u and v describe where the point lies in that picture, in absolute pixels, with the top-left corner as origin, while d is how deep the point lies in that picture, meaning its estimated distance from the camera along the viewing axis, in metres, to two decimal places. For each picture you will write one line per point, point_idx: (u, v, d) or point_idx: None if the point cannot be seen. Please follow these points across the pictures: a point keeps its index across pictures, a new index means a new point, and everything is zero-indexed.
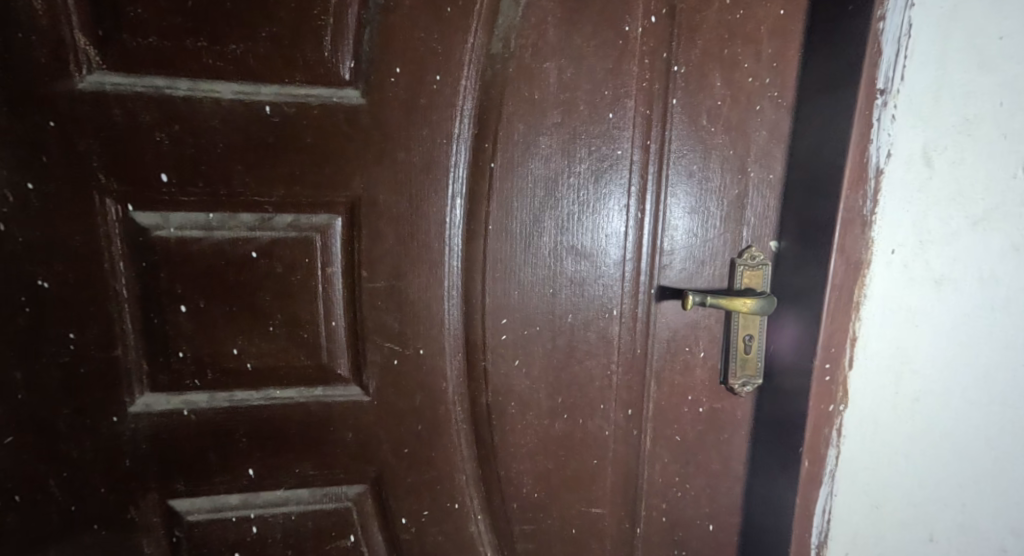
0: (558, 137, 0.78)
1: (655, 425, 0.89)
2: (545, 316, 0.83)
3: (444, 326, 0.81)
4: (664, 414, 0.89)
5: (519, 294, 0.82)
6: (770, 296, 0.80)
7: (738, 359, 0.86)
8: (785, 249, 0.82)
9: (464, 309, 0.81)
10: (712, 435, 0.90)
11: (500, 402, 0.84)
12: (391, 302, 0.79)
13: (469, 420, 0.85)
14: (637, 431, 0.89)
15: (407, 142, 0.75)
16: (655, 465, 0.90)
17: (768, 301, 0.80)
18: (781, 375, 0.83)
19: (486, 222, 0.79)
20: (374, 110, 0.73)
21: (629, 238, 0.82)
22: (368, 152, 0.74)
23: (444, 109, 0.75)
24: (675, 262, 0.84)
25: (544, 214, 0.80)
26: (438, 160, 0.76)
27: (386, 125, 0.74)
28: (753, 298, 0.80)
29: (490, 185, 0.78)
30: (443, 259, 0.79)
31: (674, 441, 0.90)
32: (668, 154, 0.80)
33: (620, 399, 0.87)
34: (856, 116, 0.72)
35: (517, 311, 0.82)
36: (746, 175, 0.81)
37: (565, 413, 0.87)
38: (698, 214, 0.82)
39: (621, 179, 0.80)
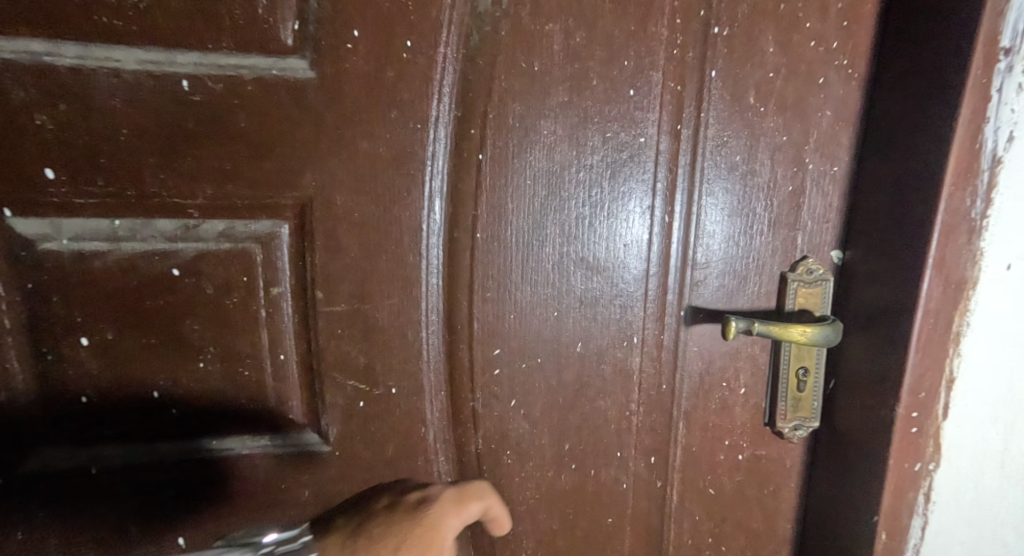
0: (565, 121, 0.61)
1: (684, 476, 0.72)
2: (549, 345, 0.67)
3: (422, 358, 0.65)
4: (696, 463, 0.72)
5: (516, 318, 0.65)
6: (833, 323, 0.64)
7: (790, 398, 0.69)
8: (854, 261, 0.65)
9: (448, 337, 0.65)
10: (754, 487, 0.74)
11: (494, 450, 0.68)
12: (354, 329, 0.63)
13: (455, 473, 0.68)
14: (661, 483, 0.72)
15: (373, 127, 0.59)
16: (685, 524, 0.74)
17: (830, 330, 0.63)
18: (848, 420, 0.67)
19: (475, 228, 0.62)
20: (328, 85, 0.57)
21: (653, 249, 0.65)
22: (323, 139, 0.58)
23: (419, 83, 0.58)
24: (709, 278, 0.67)
25: (546, 218, 0.63)
26: (411, 150, 0.60)
27: (346, 103, 0.57)
28: (813, 325, 0.63)
29: (479, 182, 0.62)
30: (421, 276, 0.63)
31: (708, 495, 0.73)
32: (703, 141, 0.63)
33: (642, 445, 0.71)
34: (968, 87, 0.54)
35: (514, 340, 0.66)
36: (802, 167, 0.64)
37: (574, 463, 0.70)
38: (741, 217, 0.65)
39: (644, 173, 0.63)
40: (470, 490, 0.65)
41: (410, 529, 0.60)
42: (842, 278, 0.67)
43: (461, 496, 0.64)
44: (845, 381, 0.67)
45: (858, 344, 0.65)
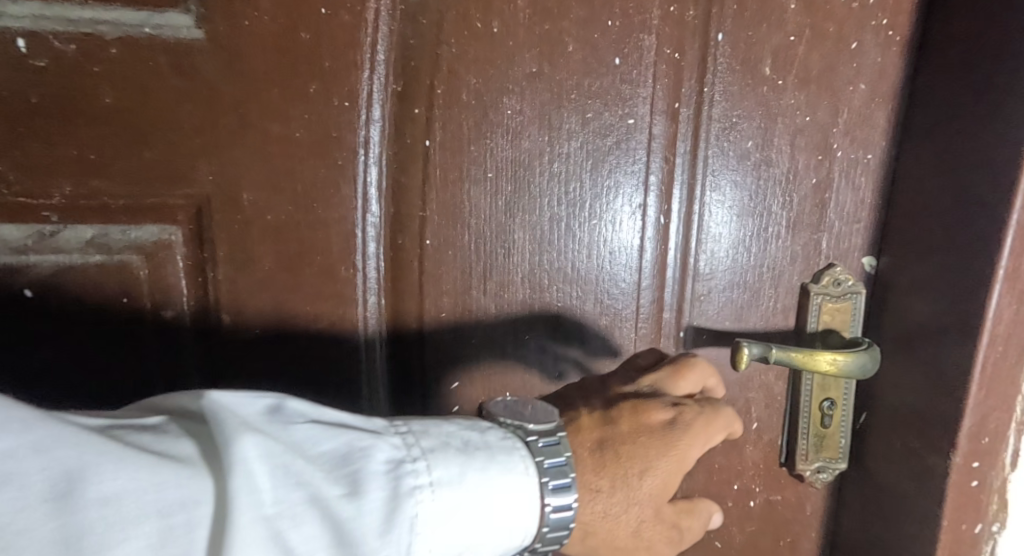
0: (533, 98, 0.49)
1: None
2: (519, 375, 0.54)
3: (362, 397, 0.52)
4: None
5: (479, 342, 0.53)
6: (864, 351, 0.51)
7: (812, 436, 0.57)
8: (893, 271, 0.53)
9: (395, 365, 0.53)
10: (768, 539, 0.61)
11: None
12: (272, 361, 0.50)
13: None
14: None
15: (286, 103, 0.45)
16: None
17: (860, 360, 0.51)
18: (884, 464, 0.55)
19: (424, 232, 0.51)
20: (224, 48, 0.43)
21: (645, 257, 0.53)
22: (220, 118, 0.44)
23: (348, 46, 0.46)
24: (713, 293, 0.54)
25: (512, 220, 0.51)
26: (338, 134, 0.47)
27: (249, 72, 0.44)
28: (843, 351, 0.51)
29: (427, 176, 0.50)
30: (357, 293, 0.50)
31: (714, 550, 0.61)
32: (705, 122, 0.51)
33: None
34: None
35: (477, 369, 0.54)
36: (828, 155, 0.52)
37: None
38: (753, 218, 0.53)
39: (633, 164, 0.51)
40: (711, 410, 0.49)
41: (660, 446, 0.45)
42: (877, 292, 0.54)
43: (705, 416, 0.48)
44: (880, 415, 0.55)
45: (898, 372, 0.53)
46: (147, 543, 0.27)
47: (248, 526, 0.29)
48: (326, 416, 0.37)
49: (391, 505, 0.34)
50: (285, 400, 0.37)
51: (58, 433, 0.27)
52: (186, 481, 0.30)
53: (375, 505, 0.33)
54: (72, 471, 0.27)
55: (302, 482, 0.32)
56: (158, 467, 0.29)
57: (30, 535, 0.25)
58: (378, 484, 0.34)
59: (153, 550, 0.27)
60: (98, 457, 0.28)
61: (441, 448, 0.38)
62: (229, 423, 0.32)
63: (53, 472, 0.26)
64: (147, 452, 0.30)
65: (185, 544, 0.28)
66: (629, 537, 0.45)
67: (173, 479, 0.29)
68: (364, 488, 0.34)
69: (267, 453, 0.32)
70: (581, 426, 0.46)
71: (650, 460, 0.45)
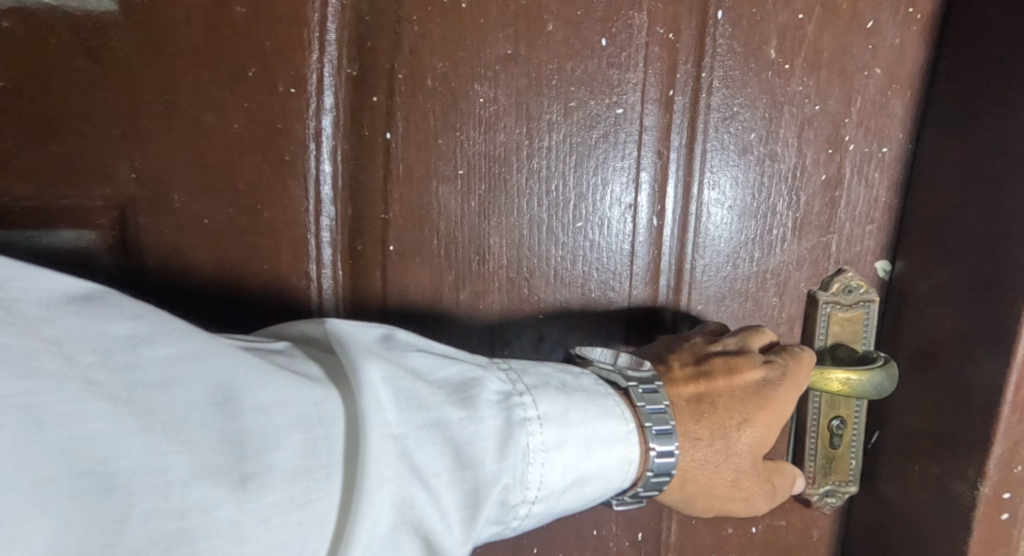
0: (508, 84, 0.43)
1: None
2: None
3: None
4: (698, 541, 0.54)
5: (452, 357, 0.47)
6: (875, 372, 0.44)
7: (822, 458, 0.52)
8: (911, 277, 0.47)
9: None
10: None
11: None
12: None
13: None
14: None
15: (221, 89, 0.39)
16: None
17: (873, 381, 0.44)
18: (899, 491, 0.49)
19: (387, 236, 0.45)
20: (143, 24, 0.38)
21: (637, 263, 0.48)
22: (143, 106, 0.39)
23: (291, 24, 0.40)
24: (711, 303, 0.49)
25: (486, 222, 0.45)
26: (284, 125, 0.41)
27: (176, 53, 0.38)
28: (858, 371, 0.44)
29: (389, 173, 0.44)
30: (312, 306, 0.44)
31: None
32: (703, 112, 0.45)
33: (627, 519, 0.53)
34: None
35: None
36: (839, 148, 0.46)
37: (537, 545, 0.52)
38: (756, 219, 0.47)
39: (623, 158, 0.46)
40: (802, 356, 0.44)
41: (756, 400, 0.42)
42: (891, 300, 0.49)
43: (797, 365, 0.43)
44: (895, 436, 0.50)
45: (916, 390, 0.47)
46: (298, 451, 0.27)
47: (378, 443, 0.29)
48: (434, 346, 0.36)
49: (506, 433, 0.33)
50: (395, 331, 0.35)
51: (210, 344, 0.27)
52: (319, 399, 0.29)
53: (492, 432, 0.32)
54: (228, 377, 0.27)
55: (423, 405, 0.31)
56: (298, 383, 0.29)
57: (198, 433, 0.25)
58: (493, 411, 0.33)
59: (303, 457, 0.27)
60: (247, 366, 0.28)
61: (546, 384, 0.37)
62: (352, 345, 0.32)
63: (211, 377, 0.26)
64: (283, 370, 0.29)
65: (327, 455, 0.28)
66: (730, 490, 0.42)
67: (310, 392, 0.29)
68: (481, 413, 0.33)
69: (392, 375, 0.31)
70: (674, 376, 0.43)
71: (748, 412, 0.42)
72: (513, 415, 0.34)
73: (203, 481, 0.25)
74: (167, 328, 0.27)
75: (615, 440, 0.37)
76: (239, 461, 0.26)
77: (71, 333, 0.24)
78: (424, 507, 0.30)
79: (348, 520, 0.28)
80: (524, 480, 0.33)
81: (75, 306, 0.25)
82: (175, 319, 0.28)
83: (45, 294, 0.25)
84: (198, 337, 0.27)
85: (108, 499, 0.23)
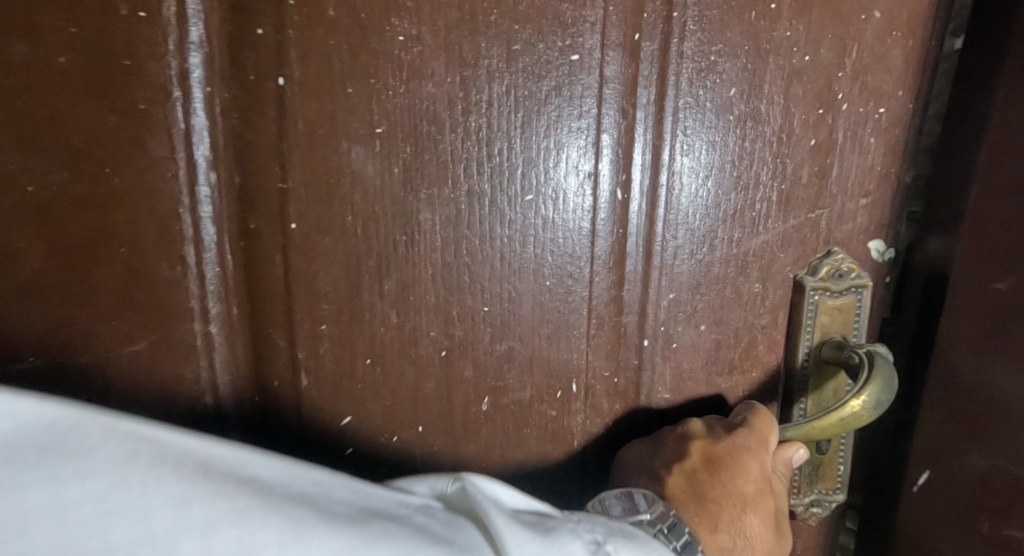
0: (435, 19, 0.35)
1: None
2: (432, 393, 0.40)
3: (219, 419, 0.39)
4: None
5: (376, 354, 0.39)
6: (857, 394, 0.37)
7: (806, 463, 0.43)
8: (973, 279, 0.37)
9: (260, 381, 0.40)
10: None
11: None
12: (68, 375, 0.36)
13: None
14: None
15: (29, 12, 0.31)
16: None
17: (865, 404, 0.36)
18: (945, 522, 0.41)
19: (287, 212, 0.37)
20: None
21: (598, 245, 0.40)
22: None
23: None
24: (684, 292, 0.41)
25: (413, 195, 0.37)
26: (131, 61, 0.33)
27: None
28: (858, 396, 0.37)
29: (286, 131, 0.36)
30: (194, 293, 0.37)
31: None
32: (674, 63, 0.37)
33: None
34: None
35: (375, 387, 0.40)
36: (832, 109, 0.39)
37: None
38: (736, 191, 0.40)
39: (578, 117, 0.37)
40: (763, 415, 0.40)
41: (742, 482, 0.39)
42: (913, 294, 0.42)
43: (761, 424, 0.40)
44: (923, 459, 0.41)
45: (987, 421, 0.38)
46: None
47: None
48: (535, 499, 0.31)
49: None
50: (494, 482, 0.30)
51: (370, 524, 0.24)
52: None
53: None
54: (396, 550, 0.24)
55: None
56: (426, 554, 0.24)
57: None
58: None
59: None
60: (402, 534, 0.25)
61: (621, 530, 0.30)
62: (489, 508, 0.28)
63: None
64: (410, 529, 0.25)
65: None
66: None
67: None
68: None
69: (511, 536, 0.26)
70: (667, 493, 0.39)
71: (744, 491, 0.39)
72: None
73: None
74: (358, 511, 0.25)
75: None
76: None
77: (338, 509, 0.25)
78: None
79: None
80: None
81: (332, 494, 0.26)
82: (361, 498, 0.26)
83: (274, 478, 0.26)
84: (376, 523, 0.25)
85: None
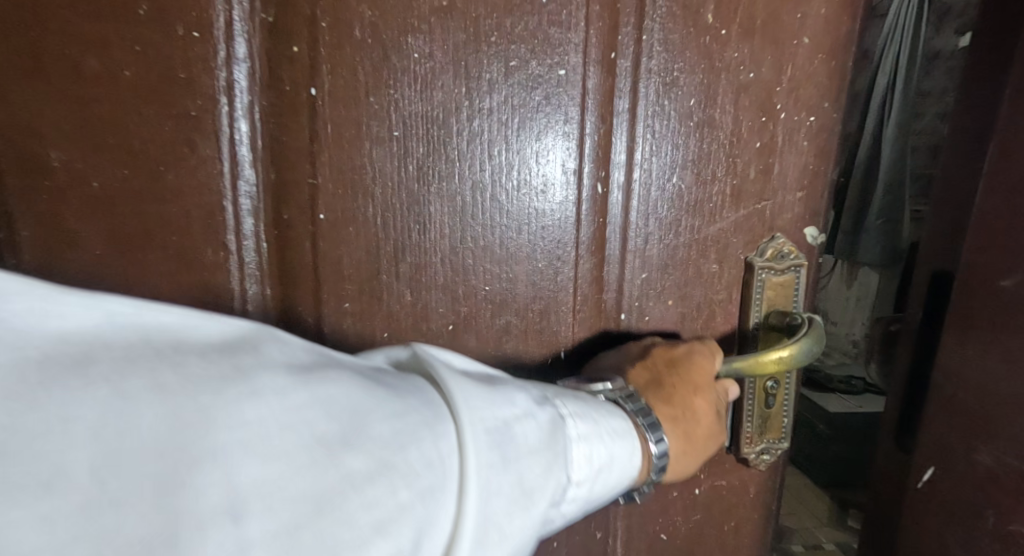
0: (444, 39, 0.41)
1: (631, 521, 0.53)
2: None
3: None
4: (645, 505, 0.53)
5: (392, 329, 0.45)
6: (790, 343, 0.45)
7: (757, 418, 0.51)
8: (987, 272, 0.46)
9: None
10: (710, 528, 0.54)
11: None
12: None
13: None
14: (602, 535, 0.53)
15: (105, 31, 0.36)
16: None
17: (797, 351, 0.44)
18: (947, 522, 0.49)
19: (317, 203, 0.42)
20: None
21: (581, 231, 0.47)
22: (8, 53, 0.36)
23: None
24: (654, 272, 0.48)
25: (425, 188, 0.43)
26: (186, 74, 0.38)
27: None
28: (792, 345, 0.45)
29: (318, 134, 0.41)
30: (232, 277, 0.42)
31: (660, 544, 0.54)
32: (643, 77, 0.45)
33: None
34: None
35: None
36: (772, 117, 0.47)
37: None
38: (696, 185, 0.47)
39: (564, 123, 0.44)
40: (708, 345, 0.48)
41: (696, 376, 0.45)
42: (921, 289, 0.51)
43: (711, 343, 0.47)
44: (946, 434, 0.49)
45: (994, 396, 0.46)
46: (420, 455, 0.29)
47: (476, 440, 0.31)
48: (478, 366, 0.39)
49: (542, 430, 0.35)
50: (445, 354, 0.39)
51: (330, 374, 0.30)
52: (419, 407, 0.31)
53: (545, 425, 0.35)
54: (364, 396, 0.30)
55: (497, 405, 0.34)
56: (384, 395, 0.31)
57: (342, 436, 0.28)
58: (545, 412, 0.36)
59: (427, 458, 0.29)
60: (361, 383, 0.31)
61: (567, 397, 0.40)
62: (435, 365, 0.35)
63: (352, 405, 0.29)
64: (367, 378, 0.32)
65: (432, 454, 0.30)
66: (704, 446, 0.46)
67: (395, 405, 0.30)
68: (537, 413, 0.36)
69: (461, 384, 0.34)
70: (632, 380, 0.45)
71: (697, 383, 0.46)
72: (554, 424, 0.36)
73: (374, 484, 0.27)
74: (313, 364, 0.31)
75: (621, 425, 0.41)
76: (388, 457, 0.28)
77: (292, 360, 0.30)
78: (508, 495, 0.31)
79: (461, 508, 0.29)
80: (575, 481, 0.37)
81: (275, 347, 0.31)
82: (307, 351, 0.32)
83: (215, 338, 0.30)
84: (333, 373, 0.31)
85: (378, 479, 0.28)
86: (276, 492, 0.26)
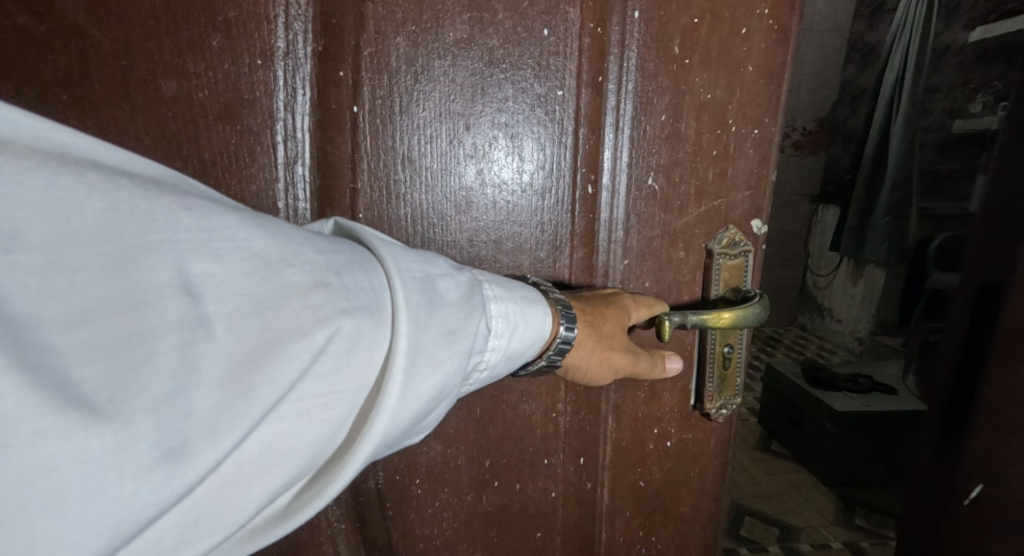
0: (463, 65, 0.49)
1: (614, 471, 0.62)
2: None
3: None
4: (626, 457, 0.62)
5: None
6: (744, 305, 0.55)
7: (716, 378, 0.61)
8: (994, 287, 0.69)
9: None
10: (680, 478, 0.64)
11: (399, 481, 0.57)
12: None
13: (355, 501, 0.57)
14: (592, 484, 0.62)
15: (184, 60, 0.44)
16: (616, 525, 0.64)
17: (749, 312, 0.55)
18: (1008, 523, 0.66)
19: (357, 204, 0.49)
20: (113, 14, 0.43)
21: (575, 224, 0.56)
22: (114, 84, 0.44)
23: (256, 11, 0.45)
24: (633, 259, 0.58)
25: (445, 188, 0.51)
26: (251, 96, 0.46)
27: (147, 36, 0.44)
28: (745, 306, 0.55)
29: (359, 146, 0.49)
30: None
31: (640, 491, 0.63)
32: (622, 98, 0.54)
33: (572, 446, 0.61)
34: None
35: None
36: (725, 130, 0.57)
37: (497, 479, 0.59)
38: (666, 186, 0.57)
39: (558, 132, 0.53)
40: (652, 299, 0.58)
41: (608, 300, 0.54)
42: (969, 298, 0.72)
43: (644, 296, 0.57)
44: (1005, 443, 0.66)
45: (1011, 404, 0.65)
46: (354, 284, 0.36)
47: (405, 281, 0.38)
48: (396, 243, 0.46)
49: (461, 284, 0.42)
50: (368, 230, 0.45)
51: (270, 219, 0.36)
52: (355, 257, 0.38)
53: (465, 284, 0.43)
54: (299, 236, 0.36)
55: (422, 262, 0.41)
56: (318, 240, 0.37)
57: (286, 264, 0.34)
58: (462, 274, 0.43)
59: (360, 288, 0.36)
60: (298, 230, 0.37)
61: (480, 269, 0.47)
62: (361, 230, 0.42)
63: (284, 243, 0.35)
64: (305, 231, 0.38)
65: (365, 286, 0.37)
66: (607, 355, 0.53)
67: (328, 247, 0.37)
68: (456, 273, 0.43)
69: (389, 246, 0.41)
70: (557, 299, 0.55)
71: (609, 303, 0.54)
72: (471, 284, 0.43)
73: (313, 293, 0.34)
74: (248, 207, 0.36)
75: (533, 295, 0.48)
76: (329, 284, 0.35)
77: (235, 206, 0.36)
78: (439, 327, 0.39)
79: (395, 330, 0.37)
80: (494, 333, 0.44)
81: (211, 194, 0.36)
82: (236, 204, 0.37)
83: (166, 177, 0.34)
84: (268, 219, 0.36)
85: (324, 296, 0.35)
86: (229, 287, 0.32)
